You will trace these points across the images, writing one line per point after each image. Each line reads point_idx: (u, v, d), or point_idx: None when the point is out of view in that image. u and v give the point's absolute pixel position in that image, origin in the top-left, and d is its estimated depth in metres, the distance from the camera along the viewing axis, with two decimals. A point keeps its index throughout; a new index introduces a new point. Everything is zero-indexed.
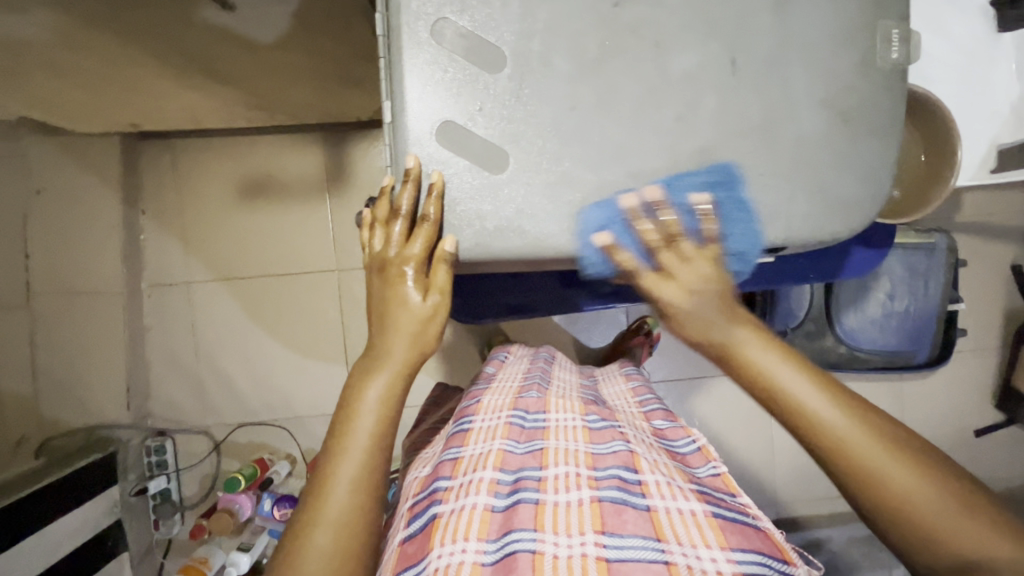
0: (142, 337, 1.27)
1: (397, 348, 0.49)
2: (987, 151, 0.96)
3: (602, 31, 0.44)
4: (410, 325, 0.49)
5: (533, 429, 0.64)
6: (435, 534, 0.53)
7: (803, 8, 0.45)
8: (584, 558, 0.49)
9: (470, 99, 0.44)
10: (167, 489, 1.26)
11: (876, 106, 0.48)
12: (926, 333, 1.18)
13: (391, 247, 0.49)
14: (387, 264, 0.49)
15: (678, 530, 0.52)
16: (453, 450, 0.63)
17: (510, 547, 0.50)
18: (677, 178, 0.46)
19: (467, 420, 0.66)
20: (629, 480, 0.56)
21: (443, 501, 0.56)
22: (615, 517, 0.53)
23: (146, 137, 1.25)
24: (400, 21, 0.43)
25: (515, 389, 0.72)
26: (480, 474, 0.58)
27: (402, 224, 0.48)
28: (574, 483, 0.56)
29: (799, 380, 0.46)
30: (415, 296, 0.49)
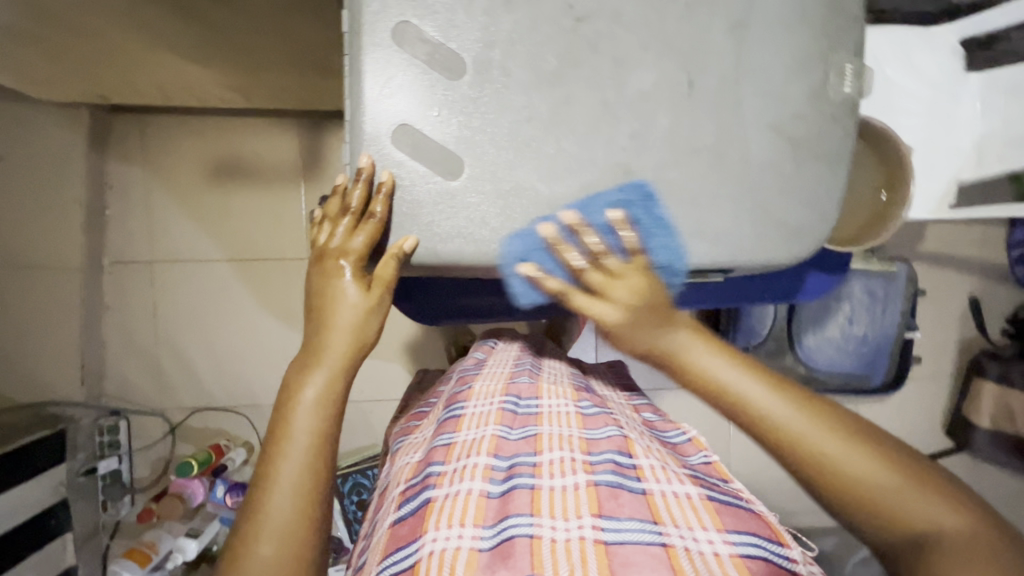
0: (100, 315, 1.24)
1: (334, 342, 0.50)
2: (946, 186, 1.00)
3: (562, 45, 0.44)
4: (354, 320, 0.49)
5: (527, 415, 0.66)
6: (429, 517, 0.53)
7: (761, 37, 0.46)
8: (582, 541, 0.49)
9: (427, 103, 0.44)
10: (117, 469, 1.24)
11: (827, 136, 0.49)
12: (881, 357, 1.21)
13: (334, 239, 0.49)
14: (325, 256, 0.49)
15: (674, 512, 0.53)
16: (446, 436, 0.64)
17: (507, 533, 0.50)
18: (591, 201, 0.46)
19: (459, 406, 0.68)
20: (624, 464, 0.57)
21: (437, 486, 0.57)
22: (611, 500, 0.53)
23: (115, 110, 1.21)
24: (362, 19, 0.43)
25: (507, 374, 0.74)
26: (475, 459, 0.59)
27: (348, 219, 0.47)
28: (570, 468, 0.57)
29: (741, 379, 0.50)
30: (354, 291, 0.49)
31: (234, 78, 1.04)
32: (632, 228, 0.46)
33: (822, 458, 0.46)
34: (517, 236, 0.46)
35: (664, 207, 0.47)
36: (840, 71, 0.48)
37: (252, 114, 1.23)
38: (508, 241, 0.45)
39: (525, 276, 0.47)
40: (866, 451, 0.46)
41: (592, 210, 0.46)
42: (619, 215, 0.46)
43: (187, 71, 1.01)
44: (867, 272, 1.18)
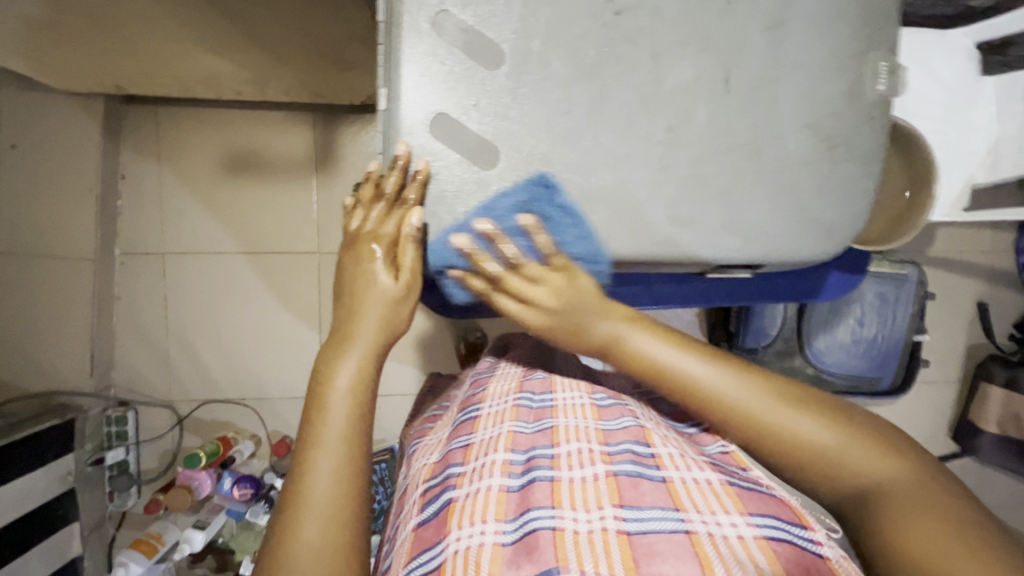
0: (110, 305, 1.24)
1: (364, 329, 0.49)
2: (961, 190, 1.01)
3: (600, 37, 0.44)
4: (383, 307, 0.49)
5: (541, 409, 0.65)
6: (451, 518, 0.53)
7: (798, 33, 0.46)
8: (605, 532, 0.50)
9: (466, 94, 0.44)
10: (124, 460, 1.23)
11: (860, 134, 0.49)
12: (891, 359, 1.21)
13: (367, 224, 0.49)
14: (358, 240, 0.50)
15: (695, 498, 0.53)
16: (463, 437, 0.64)
17: (529, 527, 0.50)
18: (492, 201, 0.45)
19: (475, 407, 0.69)
20: (642, 454, 0.57)
21: (457, 486, 0.57)
22: (632, 490, 0.53)
23: (130, 100, 1.21)
24: (402, 8, 0.42)
25: (520, 373, 0.75)
26: (492, 457, 0.59)
27: (382, 204, 0.48)
28: (588, 459, 0.57)
29: (684, 356, 0.49)
30: (385, 276, 0.49)
31: (251, 71, 1.04)
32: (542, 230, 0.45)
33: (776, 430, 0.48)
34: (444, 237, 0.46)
35: (568, 194, 0.46)
36: (875, 69, 0.48)
37: (266, 107, 1.23)
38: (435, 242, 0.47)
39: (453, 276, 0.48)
40: (814, 417, 0.48)
41: (626, 204, 0.46)
42: (530, 220, 0.44)
43: (206, 61, 1.01)
44: (878, 276, 1.19)
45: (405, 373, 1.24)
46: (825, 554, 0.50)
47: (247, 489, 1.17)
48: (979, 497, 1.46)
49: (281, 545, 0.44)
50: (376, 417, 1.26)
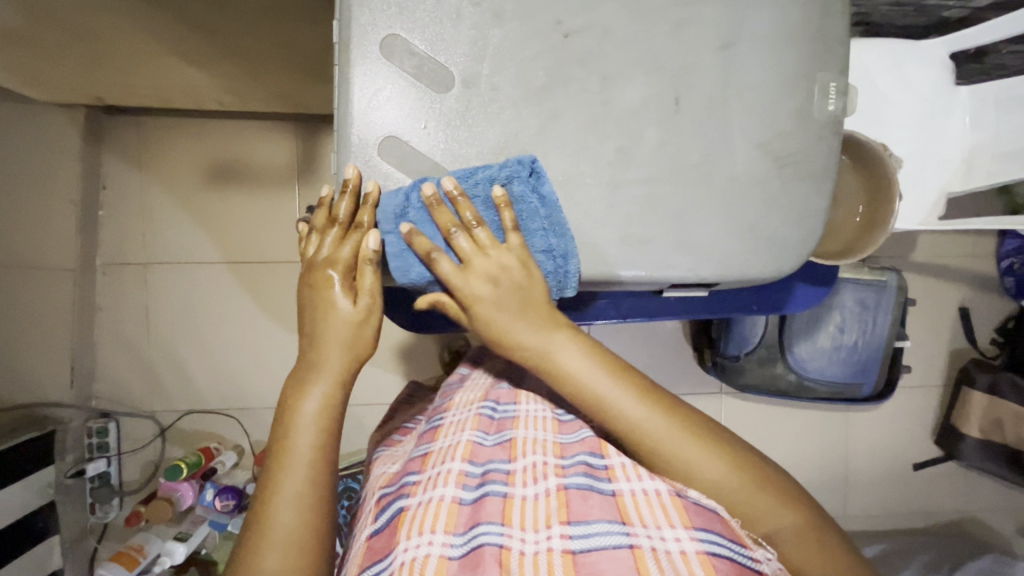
0: (93, 316, 1.23)
1: (328, 355, 0.50)
2: (935, 198, 1.01)
3: (549, 60, 0.45)
4: (344, 333, 0.50)
5: (502, 420, 0.67)
6: (400, 528, 0.53)
7: (748, 53, 0.46)
8: (550, 553, 0.50)
9: (415, 118, 0.44)
10: (106, 472, 1.22)
11: (813, 152, 0.49)
12: (872, 366, 1.21)
13: (322, 250, 0.49)
14: (314, 267, 0.49)
15: (642, 512, 0.53)
16: (423, 446, 0.65)
17: (477, 541, 0.51)
18: (470, 172, 0.44)
19: (438, 417, 0.70)
20: (596, 466, 0.59)
21: (411, 494, 0.57)
22: (581, 503, 0.54)
23: (113, 112, 1.21)
24: (349, 33, 0.43)
25: (487, 384, 0.77)
26: (448, 466, 0.59)
27: (336, 230, 0.47)
28: (541, 473, 0.58)
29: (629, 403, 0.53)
30: (344, 301, 0.49)
31: (232, 81, 1.04)
32: (506, 206, 0.45)
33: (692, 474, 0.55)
34: (395, 193, 0.45)
35: (549, 186, 0.45)
36: (825, 89, 0.48)
37: (247, 119, 1.23)
38: (385, 197, 0.45)
39: (402, 234, 0.46)
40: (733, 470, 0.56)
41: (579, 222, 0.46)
42: (500, 193, 0.44)
43: (188, 74, 1.01)
44: (856, 283, 1.20)
45: (388, 382, 1.24)
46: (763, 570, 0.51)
47: (228, 501, 1.18)
48: (965, 500, 1.47)
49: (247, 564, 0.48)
50: (360, 427, 1.25)
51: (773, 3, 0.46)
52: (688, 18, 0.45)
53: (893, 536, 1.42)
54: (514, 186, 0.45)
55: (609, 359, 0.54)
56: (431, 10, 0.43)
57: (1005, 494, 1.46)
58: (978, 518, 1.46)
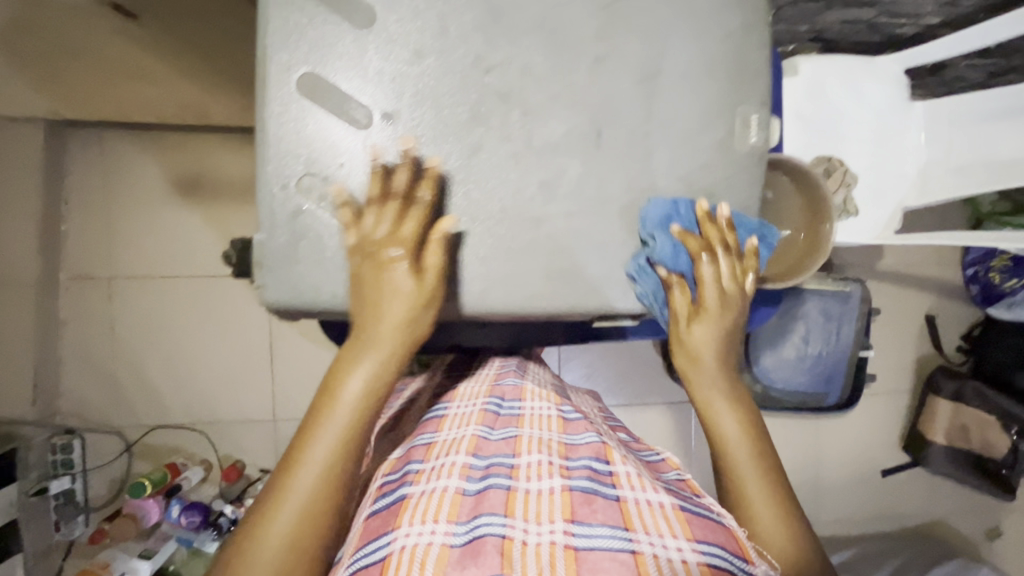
0: (56, 331, 1.22)
1: (381, 331, 0.44)
2: (892, 213, 1.02)
3: (469, 95, 0.45)
4: (398, 305, 0.44)
5: (508, 417, 0.62)
6: (402, 514, 0.49)
7: (670, 86, 0.47)
8: (552, 545, 0.45)
9: (331, 156, 0.44)
10: (71, 489, 1.22)
11: (735, 185, 0.50)
12: (836, 375, 1.23)
13: (376, 226, 0.44)
14: (361, 243, 0.44)
15: (646, 519, 0.47)
16: (427, 435, 0.60)
17: (478, 530, 0.46)
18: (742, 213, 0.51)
19: (441, 406, 0.65)
20: (600, 471, 0.52)
21: (414, 483, 0.53)
22: (585, 506, 0.48)
23: (75, 124, 1.19)
24: (266, 71, 0.43)
25: (492, 376, 0.71)
26: (452, 458, 0.55)
27: (394, 203, 0.44)
28: (547, 471, 0.52)
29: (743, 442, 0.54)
30: (405, 280, 0.44)
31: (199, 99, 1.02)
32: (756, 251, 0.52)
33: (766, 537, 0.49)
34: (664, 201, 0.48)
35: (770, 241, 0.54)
36: (748, 121, 0.49)
37: (211, 131, 1.22)
38: (654, 204, 0.48)
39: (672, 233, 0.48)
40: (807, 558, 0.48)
41: (504, 257, 0.47)
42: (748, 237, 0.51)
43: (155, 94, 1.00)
44: (821, 293, 1.19)
45: None
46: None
47: (194, 518, 1.16)
48: (934, 505, 1.48)
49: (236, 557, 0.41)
50: None
51: (694, 38, 0.47)
52: (610, 53, 0.46)
53: (863, 542, 1.43)
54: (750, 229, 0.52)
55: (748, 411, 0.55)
56: (348, 49, 0.44)
57: (974, 498, 1.48)
58: (947, 522, 1.48)
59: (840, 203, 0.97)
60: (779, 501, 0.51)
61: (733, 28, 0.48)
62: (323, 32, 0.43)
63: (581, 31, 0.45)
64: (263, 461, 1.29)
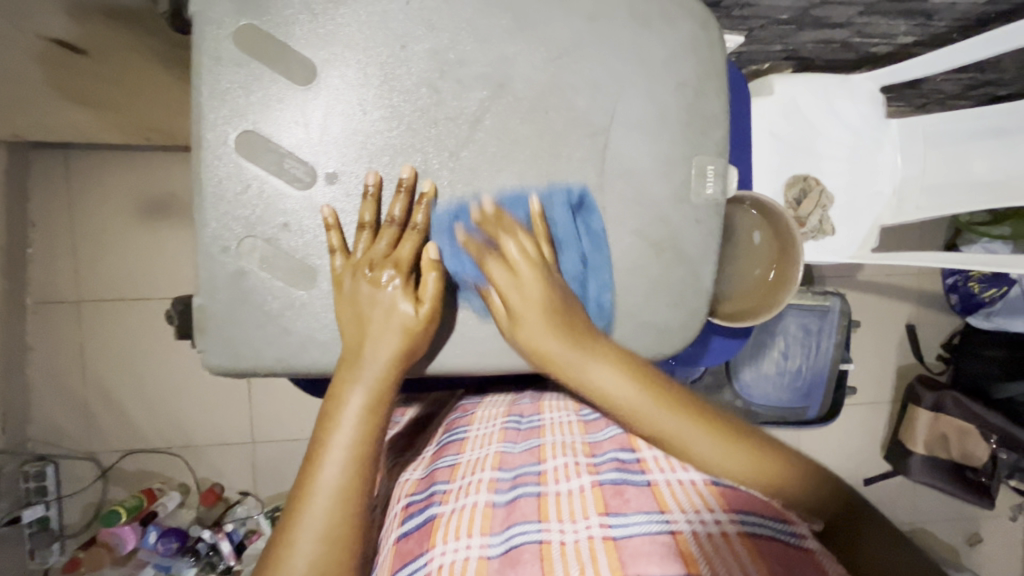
0: (23, 358, 1.20)
1: (376, 354, 0.45)
2: (869, 230, 1.01)
3: (419, 150, 0.46)
4: (393, 329, 0.45)
5: (529, 430, 0.60)
6: (436, 532, 0.48)
7: (620, 141, 0.49)
8: (590, 540, 0.44)
9: (273, 216, 0.45)
10: (44, 517, 1.19)
11: (687, 233, 0.51)
12: (817, 390, 1.21)
13: (373, 252, 0.45)
14: (356, 270, 0.45)
15: (680, 497, 0.46)
16: (449, 457, 0.58)
17: (514, 540, 0.45)
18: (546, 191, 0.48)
19: (460, 429, 0.62)
20: (626, 460, 0.51)
21: (443, 502, 0.51)
22: (617, 497, 0.47)
23: (40, 146, 1.17)
24: (203, 135, 0.44)
25: (509, 400, 0.68)
26: (479, 475, 0.53)
27: (390, 230, 0.46)
28: (574, 471, 0.51)
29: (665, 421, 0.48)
30: (404, 305, 0.45)
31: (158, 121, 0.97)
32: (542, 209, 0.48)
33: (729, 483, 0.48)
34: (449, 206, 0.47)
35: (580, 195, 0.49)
36: (703, 171, 0.51)
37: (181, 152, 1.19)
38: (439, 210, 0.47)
39: (457, 240, 0.48)
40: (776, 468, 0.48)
41: (460, 308, 0.48)
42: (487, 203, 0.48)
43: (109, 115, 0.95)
44: (800, 308, 1.19)
45: None
46: (812, 546, 0.43)
47: (172, 545, 1.16)
48: (915, 513, 1.49)
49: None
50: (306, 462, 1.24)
51: (645, 91, 0.49)
52: (558, 107, 0.48)
53: None
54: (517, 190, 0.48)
55: (636, 367, 0.49)
56: (290, 108, 0.45)
57: (953, 506, 1.49)
58: (928, 531, 1.48)
59: (814, 223, 0.98)
60: (727, 446, 0.48)
61: (686, 79, 0.50)
62: (266, 92, 0.45)
63: (532, 86, 0.47)
64: (240, 484, 1.27)
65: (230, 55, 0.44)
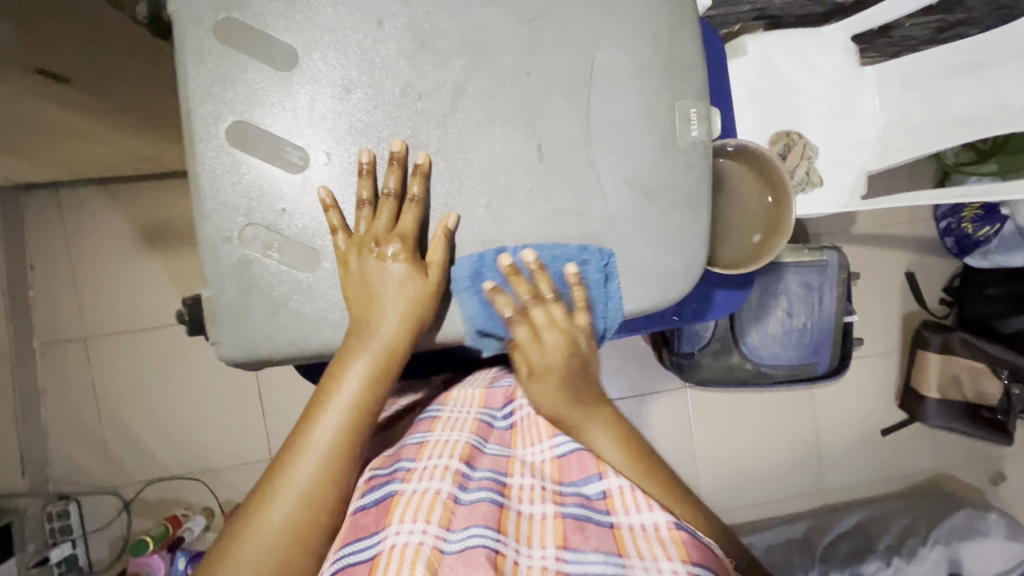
0: (36, 401, 1.20)
1: (381, 330, 0.47)
2: (857, 177, 1.02)
3: (404, 121, 0.47)
4: (403, 303, 0.47)
5: (502, 431, 0.61)
6: (393, 511, 0.46)
7: (601, 96, 0.50)
8: (544, 571, 0.44)
9: (273, 201, 0.47)
10: (72, 555, 1.20)
11: (678, 182, 0.52)
12: (825, 344, 1.21)
13: (374, 226, 0.47)
14: (361, 241, 0.47)
15: (640, 545, 0.47)
16: (418, 436, 0.58)
17: (470, 542, 0.44)
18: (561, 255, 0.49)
19: (435, 409, 0.62)
20: (592, 497, 0.52)
21: (404, 480, 0.50)
22: (578, 532, 0.47)
23: (31, 189, 1.18)
24: (195, 130, 0.45)
25: (487, 378, 0.68)
26: (445, 461, 0.51)
27: (391, 203, 0.47)
28: (539, 496, 0.51)
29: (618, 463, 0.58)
30: (408, 277, 0.47)
31: (135, 149, 0.96)
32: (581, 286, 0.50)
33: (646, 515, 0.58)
34: (471, 257, 0.49)
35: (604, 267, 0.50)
36: (687, 116, 0.52)
37: (172, 179, 1.20)
38: (462, 261, 0.49)
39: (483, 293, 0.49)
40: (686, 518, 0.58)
41: (464, 274, 0.49)
42: (574, 271, 0.50)
43: (81, 148, 0.92)
44: (798, 265, 1.18)
45: None
46: None
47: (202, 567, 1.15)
48: (935, 458, 1.49)
49: (233, 539, 0.45)
50: None
51: (622, 44, 0.50)
52: (537, 67, 0.49)
53: (872, 503, 1.43)
54: (558, 263, 0.49)
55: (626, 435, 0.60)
56: (277, 96, 0.46)
57: (973, 448, 1.49)
58: (950, 474, 1.49)
59: (802, 175, 0.98)
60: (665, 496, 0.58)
61: (660, 28, 0.51)
62: (250, 82, 0.46)
63: (507, 50, 0.48)
64: None
65: (212, 50, 0.45)
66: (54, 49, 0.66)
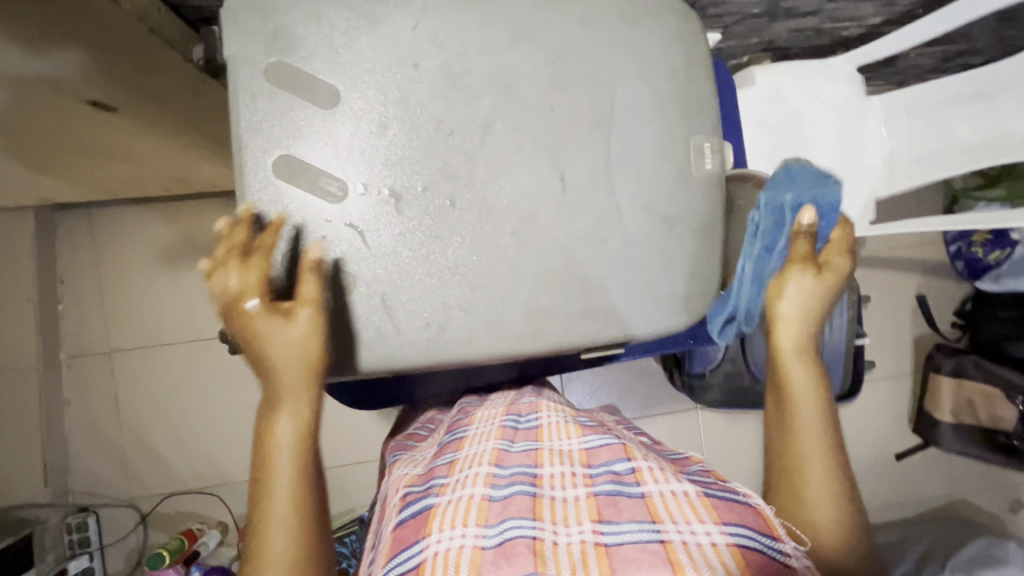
0: (60, 413, 1.23)
1: (284, 379, 0.49)
2: (865, 202, 1.05)
3: (437, 153, 0.51)
4: (287, 346, 0.48)
5: (527, 431, 0.60)
6: (431, 522, 0.49)
7: (621, 130, 0.53)
8: (582, 543, 0.47)
9: (314, 228, 0.50)
10: (89, 567, 1.22)
11: (693, 211, 0.55)
12: (836, 366, 1.22)
13: (233, 287, 0.48)
14: (227, 308, 0.48)
15: (672, 509, 0.49)
16: (448, 455, 0.59)
17: (508, 534, 0.47)
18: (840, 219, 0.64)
19: (461, 429, 0.64)
20: (622, 472, 0.53)
21: (440, 493, 0.53)
22: (611, 506, 0.50)
23: (64, 208, 1.23)
24: (245, 163, 0.49)
25: (508, 400, 0.70)
26: (475, 469, 0.54)
27: (239, 262, 0.48)
28: (571, 482, 0.53)
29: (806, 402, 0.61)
30: (281, 320, 0.48)
31: (169, 170, 1.00)
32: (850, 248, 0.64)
33: (799, 464, 0.58)
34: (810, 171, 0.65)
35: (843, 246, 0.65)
36: (700, 149, 0.55)
37: (196, 200, 1.25)
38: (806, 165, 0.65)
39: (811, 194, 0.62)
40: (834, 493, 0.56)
41: (493, 295, 0.52)
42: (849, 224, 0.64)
43: (119, 169, 0.97)
44: None
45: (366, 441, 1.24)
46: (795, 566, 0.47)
47: None
48: (952, 483, 1.47)
49: None
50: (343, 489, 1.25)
51: (640, 81, 0.54)
52: (561, 103, 0.52)
53: (889, 529, 1.41)
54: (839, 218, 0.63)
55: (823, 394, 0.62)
56: (319, 130, 0.50)
57: (988, 474, 1.48)
58: (966, 500, 1.47)
59: None
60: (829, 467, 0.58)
61: (675, 67, 0.54)
62: (296, 118, 0.49)
63: (532, 87, 0.52)
64: None
65: (262, 89, 0.49)
66: (105, 82, 0.71)
